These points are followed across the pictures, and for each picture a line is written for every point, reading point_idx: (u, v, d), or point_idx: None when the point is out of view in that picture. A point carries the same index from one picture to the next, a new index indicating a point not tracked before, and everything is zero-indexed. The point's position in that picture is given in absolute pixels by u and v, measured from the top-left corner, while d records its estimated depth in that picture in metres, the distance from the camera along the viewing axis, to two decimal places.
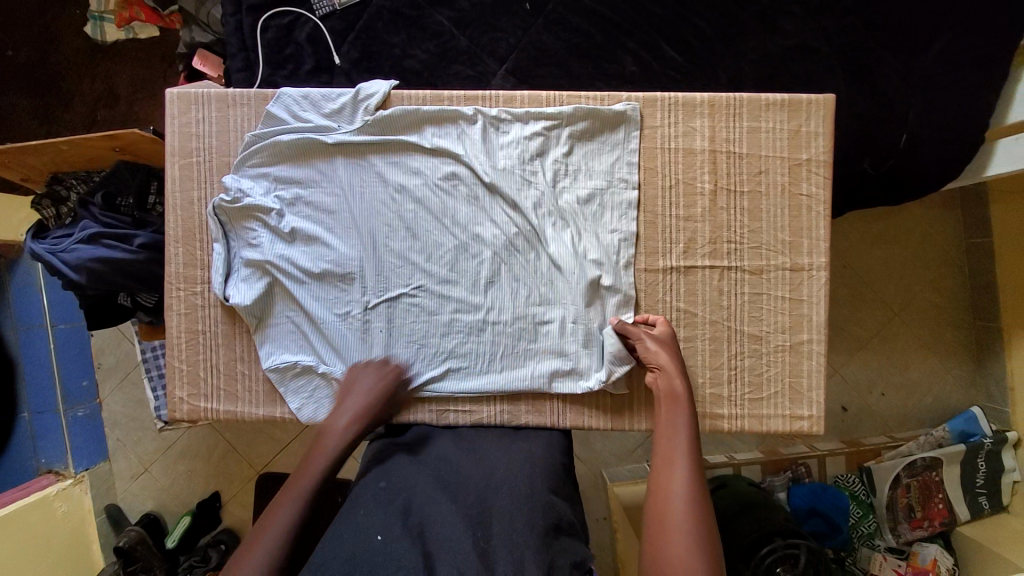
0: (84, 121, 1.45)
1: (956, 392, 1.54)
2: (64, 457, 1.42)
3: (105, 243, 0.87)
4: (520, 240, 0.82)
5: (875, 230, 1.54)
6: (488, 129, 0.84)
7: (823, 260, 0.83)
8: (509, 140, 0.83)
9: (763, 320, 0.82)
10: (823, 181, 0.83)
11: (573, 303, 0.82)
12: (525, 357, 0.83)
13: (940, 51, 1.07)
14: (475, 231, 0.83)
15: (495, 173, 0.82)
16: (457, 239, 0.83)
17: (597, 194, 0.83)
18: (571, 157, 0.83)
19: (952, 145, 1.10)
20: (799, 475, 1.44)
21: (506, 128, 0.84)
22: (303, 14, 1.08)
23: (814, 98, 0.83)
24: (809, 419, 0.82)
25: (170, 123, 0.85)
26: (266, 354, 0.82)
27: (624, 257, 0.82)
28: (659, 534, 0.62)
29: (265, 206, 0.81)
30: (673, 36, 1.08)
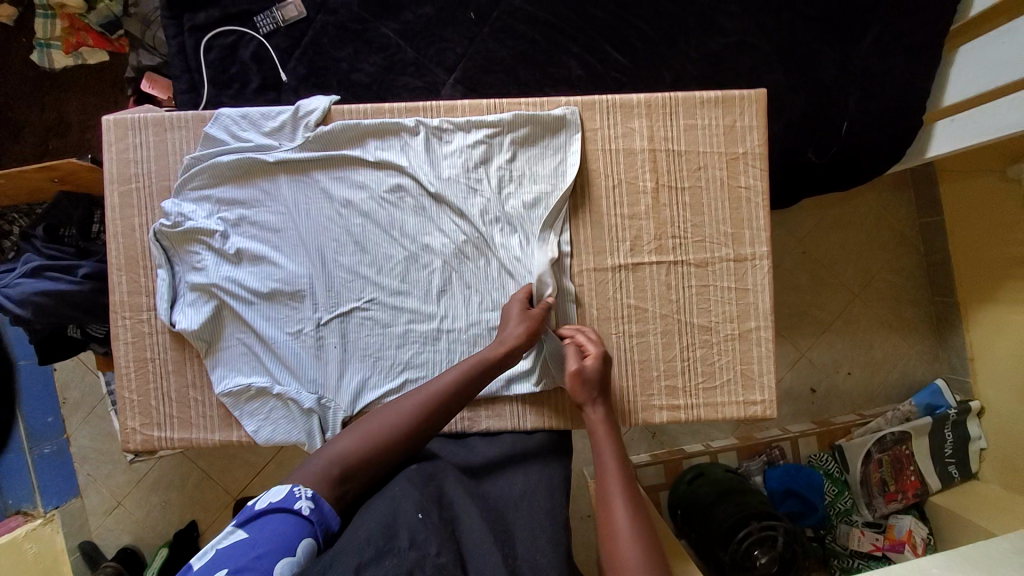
0: (35, 151, 1.41)
1: (919, 367, 1.59)
2: (32, 497, 1.38)
3: (49, 276, 0.86)
4: (471, 248, 0.83)
5: (833, 216, 1.58)
6: (432, 139, 0.84)
7: (765, 249, 0.85)
8: (453, 150, 0.84)
9: (712, 311, 0.84)
10: (759, 173, 0.85)
11: None
12: None
13: (874, 41, 1.11)
14: (425, 241, 0.83)
15: (441, 183, 0.83)
16: (407, 250, 0.83)
17: (543, 199, 0.84)
18: (515, 163, 0.84)
19: (891, 130, 1.14)
20: (774, 458, 1.46)
21: (450, 138, 0.85)
22: (246, 32, 1.07)
23: (747, 93, 0.85)
24: (762, 403, 0.84)
25: (106, 151, 0.84)
26: (219, 377, 0.82)
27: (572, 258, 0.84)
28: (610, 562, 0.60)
29: (208, 229, 0.80)
30: (617, 38, 1.10)
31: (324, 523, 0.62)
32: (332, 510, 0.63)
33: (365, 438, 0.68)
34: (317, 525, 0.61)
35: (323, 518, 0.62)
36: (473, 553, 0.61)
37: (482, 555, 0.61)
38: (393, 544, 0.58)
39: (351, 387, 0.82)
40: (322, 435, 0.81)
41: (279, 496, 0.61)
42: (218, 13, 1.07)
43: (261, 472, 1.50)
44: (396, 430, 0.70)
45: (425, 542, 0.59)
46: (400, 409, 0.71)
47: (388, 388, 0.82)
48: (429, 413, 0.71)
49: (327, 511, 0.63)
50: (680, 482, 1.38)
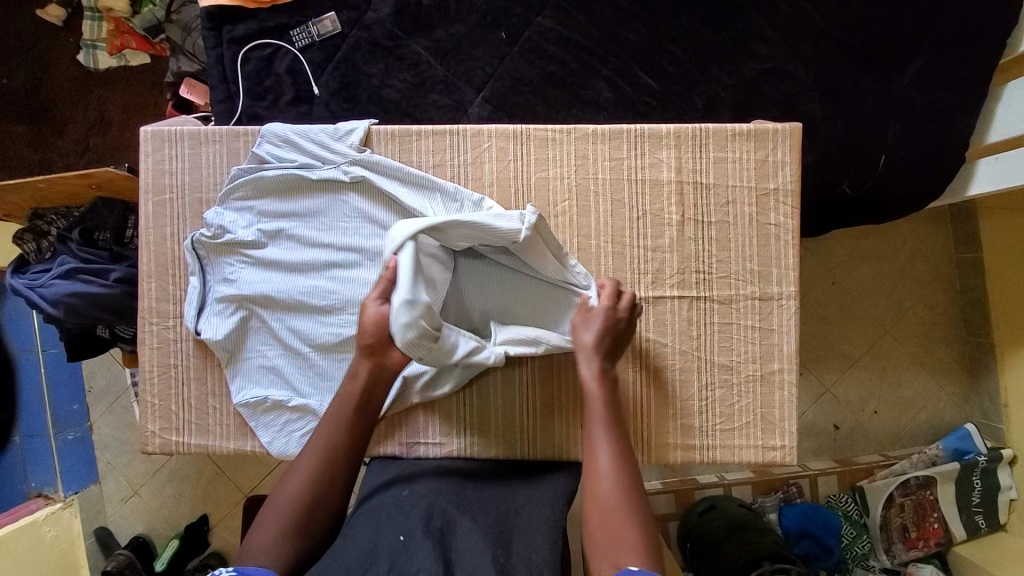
0: (77, 147, 1.47)
1: (948, 409, 1.52)
2: (54, 481, 1.43)
3: (82, 278, 0.89)
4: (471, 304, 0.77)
5: (864, 247, 1.52)
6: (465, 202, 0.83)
7: (792, 288, 0.83)
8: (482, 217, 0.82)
9: (733, 349, 0.82)
10: (791, 211, 0.83)
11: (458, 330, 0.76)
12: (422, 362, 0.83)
13: (917, 74, 1.07)
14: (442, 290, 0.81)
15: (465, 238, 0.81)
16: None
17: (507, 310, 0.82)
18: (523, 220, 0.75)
19: (930, 167, 1.09)
20: (791, 495, 1.41)
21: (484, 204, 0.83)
22: (282, 46, 1.09)
23: (781, 127, 0.83)
24: (782, 449, 0.82)
25: (144, 160, 0.86)
26: (237, 388, 0.84)
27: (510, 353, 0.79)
28: (592, 517, 0.63)
29: (246, 240, 0.83)
30: (649, 63, 1.09)
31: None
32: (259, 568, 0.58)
33: (276, 515, 0.66)
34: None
35: None
36: (460, 560, 0.60)
37: (471, 556, 0.61)
38: (373, 570, 0.57)
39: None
40: None
41: None
42: (257, 26, 1.09)
43: (271, 472, 1.51)
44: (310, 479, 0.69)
45: (409, 560, 0.59)
46: (294, 475, 0.69)
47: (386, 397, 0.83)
48: (321, 471, 0.69)
49: (253, 573, 0.57)
50: (692, 513, 1.35)
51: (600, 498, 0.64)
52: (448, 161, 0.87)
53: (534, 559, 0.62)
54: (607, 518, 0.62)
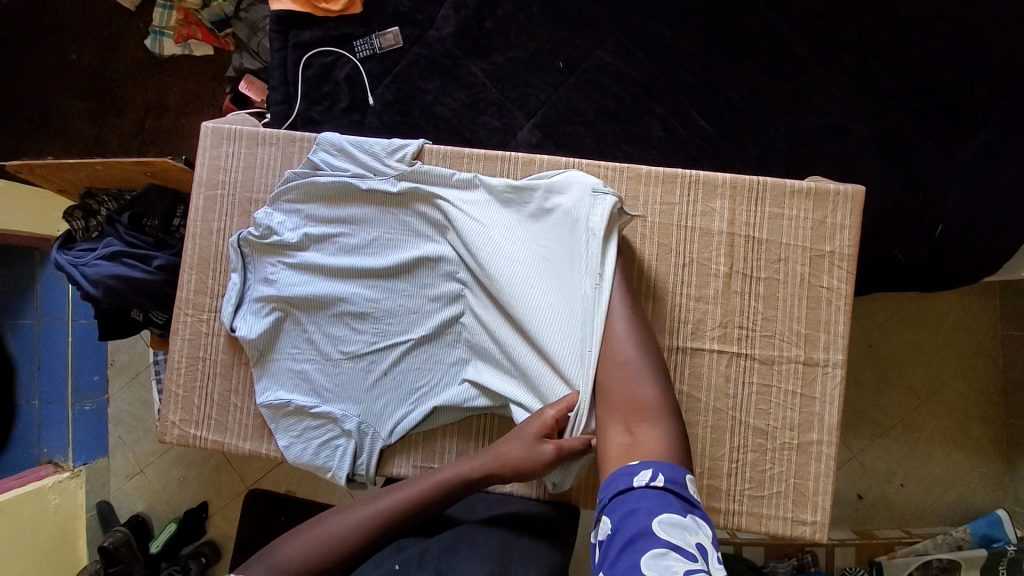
0: (132, 128, 1.52)
1: (979, 492, 1.45)
2: (65, 449, 1.45)
3: (125, 262, 0.91)
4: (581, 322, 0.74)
5: (904, 311, 1.47)
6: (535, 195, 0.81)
7: (839, 356, 0.79)
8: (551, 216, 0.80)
9: (771, 414, 0.79)
10: (846, 276, 0.80)
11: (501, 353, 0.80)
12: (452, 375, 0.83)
13: (982, 145, 1.03)
14: (515, 301, 0.77)
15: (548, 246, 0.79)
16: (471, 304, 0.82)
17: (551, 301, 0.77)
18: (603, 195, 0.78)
19: (991, 241, 1.05)
20: (806, 563, 1.35)
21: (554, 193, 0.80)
22: (343, 55, 1.11)
23: (843, 189, 0.81)
24: (813, 525, 0.78)
25: (200, 155, 0.88)
26: (262, 388, 0.84)
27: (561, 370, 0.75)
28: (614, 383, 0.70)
29: (292, 244, 0.83)
30: (704, 106, 1.08)
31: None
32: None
33: (318, 538, 0.69)
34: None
35: None
36: None
37: None
38: None
39: (391, 418, 0.83)
40: (352, 461, 0.82)
41: None
42: (322, 33, 1.11)
43: (275, 467, 1.51)
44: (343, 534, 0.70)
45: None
46: (352, 512, 0.72)
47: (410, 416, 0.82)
48: (382, 519, 0.71)
49: None
50: None
51: (622, 372, 0.70)
52: None
53: None
54: (624, 394, 0.69)
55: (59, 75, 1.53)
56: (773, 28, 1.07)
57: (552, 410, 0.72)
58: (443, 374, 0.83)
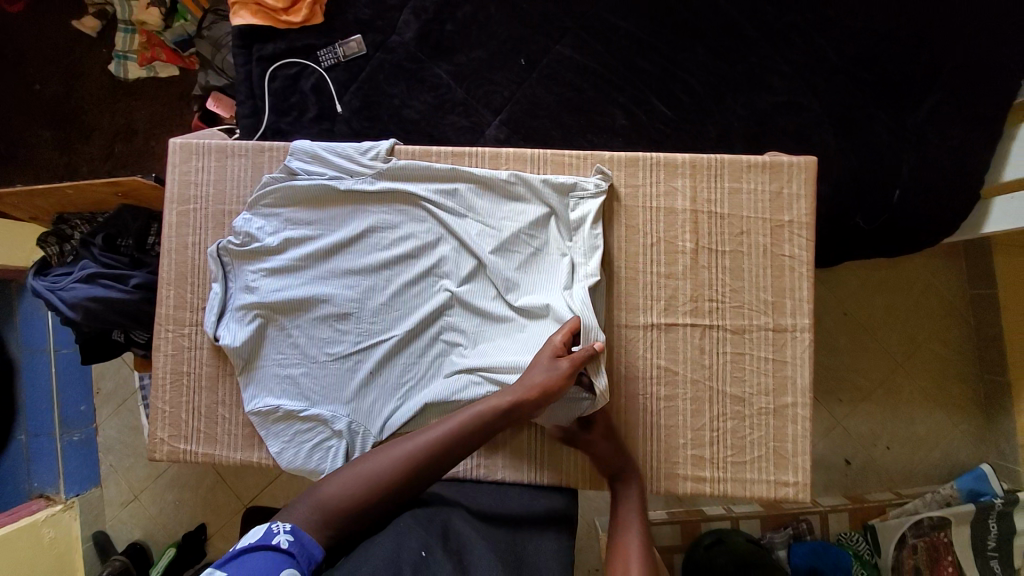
0: (103, 154, 1.52)
1: (964, 448, 1.49)
2: (56, 482, 1.44)
3: (103, 283, 0.91)
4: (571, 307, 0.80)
5: (875, 278, 1.52)
6: (532, 186, 0.84)
7: (807, 321, 0.82)
8: (545, 211, 0.84)
9: (745, 381, 0.82)
10: (805, 243, 0.83)
11: (486, 344, 0.83)
12: (438, 370, 0.84)
13: (932, 110, 1.07)
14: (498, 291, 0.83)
15: (545, 240, 0.85)
16: (458, 295, 0.84)
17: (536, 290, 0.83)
18: (596, 182, 0.84)
19: (947, 203, 1.09)
20: (801, 531, 1.41)
21: (556, 182, 0.84)
22: (308, 65, 1.13)
23: (796, 160, 0.84)
24: (795, 485, 0.81)
25: (170, 171, 0.89)
26: (249, 397, 0.84)
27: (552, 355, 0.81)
28: None
29: (273, 248, 0.85)
30: (664, 92, 1.11)
31: (307, 555, 0.61)
32: (314, 542, 0.63)
33: (350, 482, 0.68)
34: (299, 558, 0.60)
35: (305, 551, 0.61)
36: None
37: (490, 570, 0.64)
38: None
39: (382, 415, 0.84)
40: (345, 461, 0.82)
41: (258, 534, 0.60)
42: (285, 45, 1.13)
43: (272, 481, 1.51)
44: (380, 475, 0.69)
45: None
46: (383, 455, 0.70)
47: (399, 414, 0.83)
48: (416, 460, 0.70)
49: (308, 542, 0.62)
50: (698, 546, 1.37)
51: None
52: None
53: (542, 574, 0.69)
54: None
55: (22, 106, 1.52)
56: (722, 13, 1.11)
57: (558, 335, 0.77)
58: (428, 370, 0.84)
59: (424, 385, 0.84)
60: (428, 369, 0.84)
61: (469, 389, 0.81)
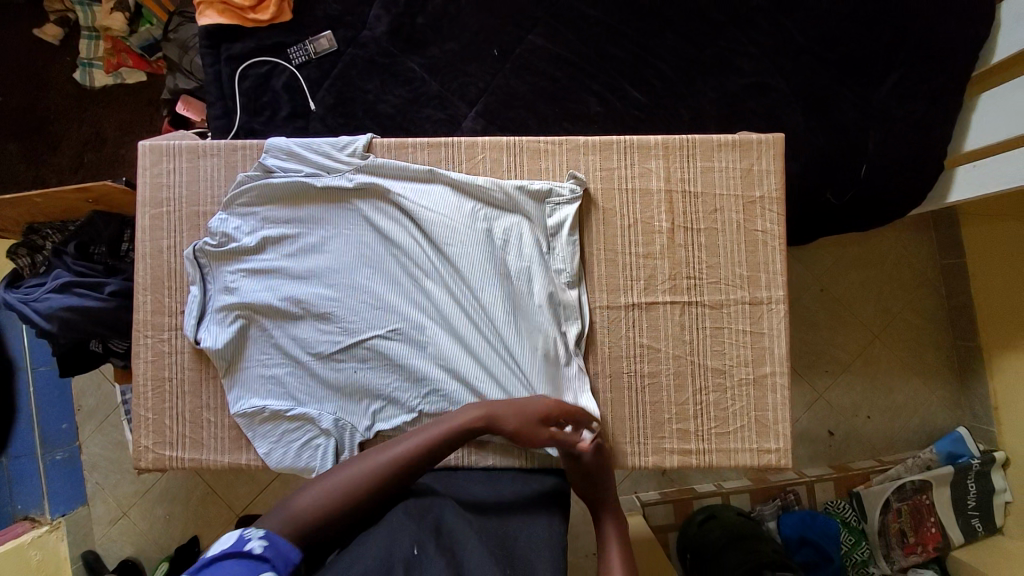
0: (71, 165, 1.48)
1: (941, 412, 1.54)
2: (40, 503, 1.40)
3: (77, 292, 0.89)
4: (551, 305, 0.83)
5: (850, 254, 1.56)
6: (508, 194, 0.84)
7: (782, 293, 0.84)
8: (521, 218, 0.85)
9: (726, 353, 0.84)
10: (777, 217, 0.85)
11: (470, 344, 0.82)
12: (423, 372, 0.82)
13: (893, 86, 1.11)
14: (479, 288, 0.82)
15: (521, 245, 0.84)
16: (441, 300, 0.83)
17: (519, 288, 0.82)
18: (571, 188, 0.85)
19: (911, 174, 1.13)
20: (789, 502, 1.45)
21: (532, 188, 0.84)
22: (279, 63, 1.12)
23: (765, 137, 0.86)
24: (777, 452, 0.83)
25: (141, 175, 0.87)
26: (235, 398, 0.84)
27: (537, 353, 0.81)
28: None
29: (252, 248, 0.84)
30: (636, 77, 1.12)
31: (283, 559, 0.57)
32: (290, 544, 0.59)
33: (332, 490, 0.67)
34: (276, 561, 0.56)
35: (280, 554, 0.57)
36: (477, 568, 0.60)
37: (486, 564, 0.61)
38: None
39: (367, 415, 0.83)
40: (334, 458, 0.82)
41: (229, 542, 0.55)
42: (254, 44, 1.12)
43: (265, 488, 1.50)
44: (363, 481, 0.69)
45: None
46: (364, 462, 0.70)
47: (388, 412, 0.83)
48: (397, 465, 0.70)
49: (283, 547, 0.58)
50: (691, 524, 1.42)
51: None
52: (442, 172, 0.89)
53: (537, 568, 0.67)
54: None
55: None
56: None
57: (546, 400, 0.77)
58: (413, 371, 0.82)
59: (409, 386, 0.83)
60: (412, 370, 0.82)
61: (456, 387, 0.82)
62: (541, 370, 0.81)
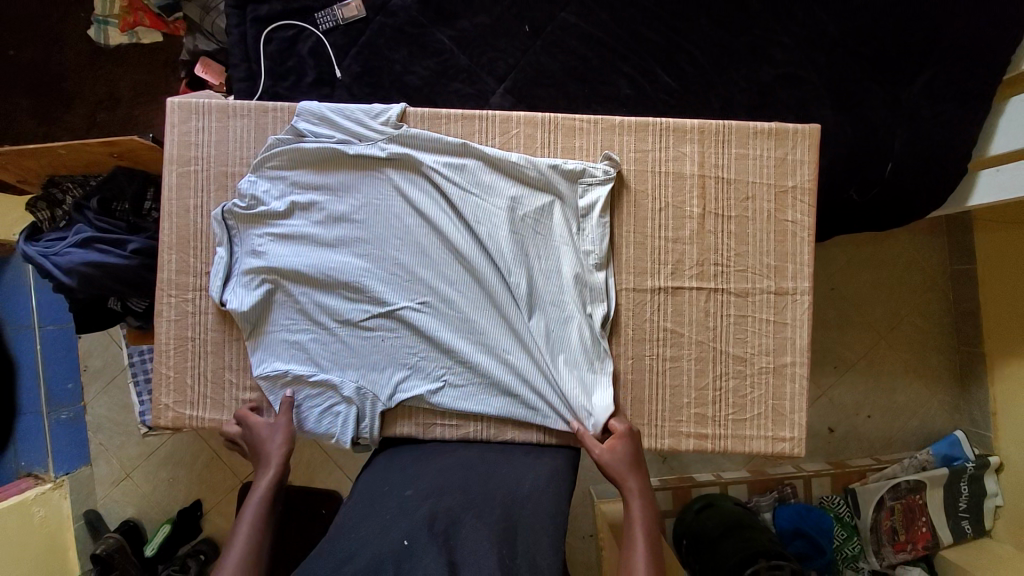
0: (84, 123, 1.46)
1: (940, 415, 1.57)
2: (45, 460, 1.41)
3: (99, 248, 0.88)
4: (579, 290, 0.83)
5: (862, 255, 1.57)
6: (542, 173, 0.83)
7: (807, 284, 0.85)
8: (552, 198, 0.84)
9: (747, 342, 0.84)
10: (807, 209, 0.85)
11: (495, 319, 0.83)
12: (447, 343, 0.83)
13: (925, 85, 1.10)
14: (508, 264, 0.82)
15: (551, 225, 0.84)
16: (471, 275, 0.83)
17: (547, 270, 0.83)
18: (604, 169, 0.85)
19: (936, 175, 1.13)
20: (786, 495, 1.48)
21: (566, 168, 0.84)
22: (306, 28, 1.10)
23: (800, 128, 0.85)
24: (791, 441, 0.84)
25: (169, 131, 0.86)
26: (258, 360, 0.84)
27: (563, 333, 0.82)
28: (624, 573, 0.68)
29: (280, 212, 0.83)
30: (668, 62, 1.11)
31: None
32: None
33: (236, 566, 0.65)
34: None
35: None
36: (467, 558, 0.59)
37: (478, 556, 0.59)
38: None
39: (390, 383, 0.83)
40: (355, 427, 0.83)
41: None
42: (282, 7, 1.09)
43: None
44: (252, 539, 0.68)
45: (413, 571, 0.57)
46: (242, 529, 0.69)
47: (410, 383, 0.84)
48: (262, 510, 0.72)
49: None
50: (688, 511, 1.44)
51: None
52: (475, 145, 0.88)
53: (538, 562, 0.62)
54: None
55: None
56: None
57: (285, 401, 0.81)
58: (438, 342, 0.83)
59: (433, 358, 0.83)
60: (437, 341, 0.83)
61: (481, 362, 0.83)
62: (565, 351, 0.81)
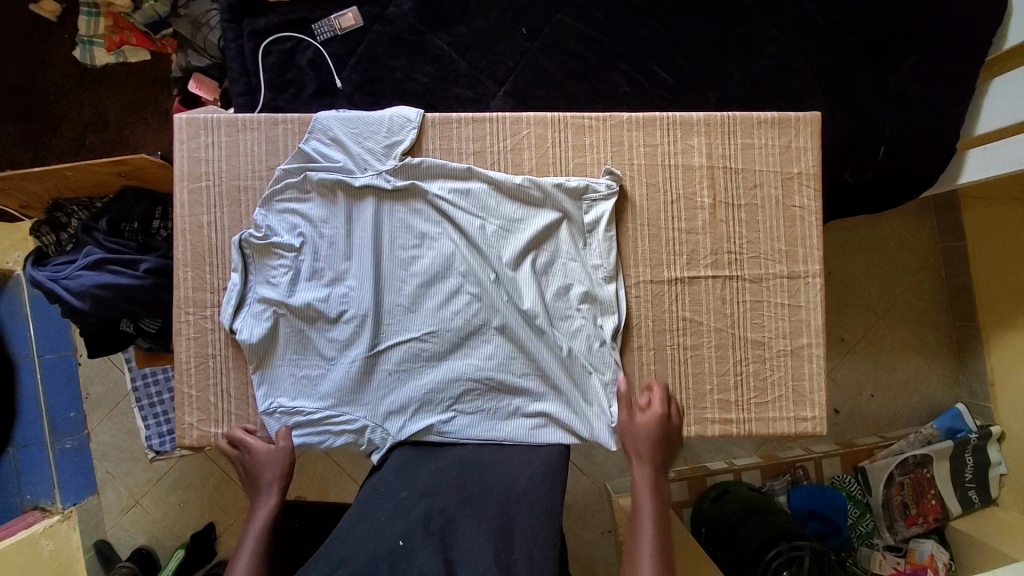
0: (72, 147, 1.43)
1: (941, 390, 1.61)
2: (51, 492, 1.38)
3: (111, 269, 0.87)
4: (588, 309, 0.84)
5: (856, 239, 1.60)
6: (546, 191, 0.84)
7: (817, 266, 0.87)
8: (559, 215, 0.85)
9: (765, 326, 0.86)
10: (813, 194, 0.87)
11: (503, 343, 0.83)
12: (457, 370, 0.82)
13: (911, 70, 1.14)
14: (514, 287, 0.83)
15: (557, 244, 0.85)
16: (479, 302, 0.83)
17: (554, 290, 0.84)
18: (606, 184, 0.86)
19: (927, 156, 1.16)
20: (798, 477, 1.50)
21: (570, 186, 0.85)
22: (304, 39, 1.10)
23: (802, 116, 0.88)
24: (813, 420, 0.86)
25: (179, 149, 0.86)
26: (264, 396, 0.83)
27: (574, 352, 0.83)
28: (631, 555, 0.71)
29: (288, 244, 0.82)
30: (663, 58, 1.13)
31: None
32: None
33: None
34: None
35: None
36: (465, 556, 0.59)
37: (474, 555, 0.59)
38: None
39: (399, 413, 0.82)
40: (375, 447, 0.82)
41: None
42: (279, 19, 1.09)
43: None
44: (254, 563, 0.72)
45: (409, 571, 0.57)
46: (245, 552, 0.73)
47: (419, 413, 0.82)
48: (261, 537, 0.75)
49: None
50: (704, 499, 1.45)
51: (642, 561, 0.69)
52: (488, 147, 0.89)
53: (536, 559, 0.61)
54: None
55: None
56: None
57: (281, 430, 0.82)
58: (447, 369, 0.82)
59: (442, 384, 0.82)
60: (446, 368, 0.83)
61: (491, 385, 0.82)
62: (575, 368, 0.83)
